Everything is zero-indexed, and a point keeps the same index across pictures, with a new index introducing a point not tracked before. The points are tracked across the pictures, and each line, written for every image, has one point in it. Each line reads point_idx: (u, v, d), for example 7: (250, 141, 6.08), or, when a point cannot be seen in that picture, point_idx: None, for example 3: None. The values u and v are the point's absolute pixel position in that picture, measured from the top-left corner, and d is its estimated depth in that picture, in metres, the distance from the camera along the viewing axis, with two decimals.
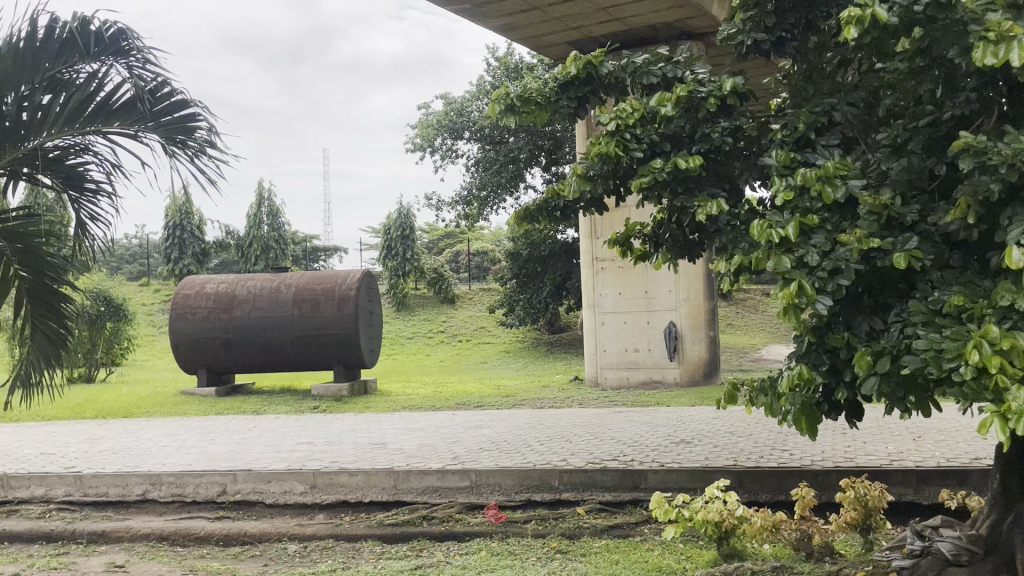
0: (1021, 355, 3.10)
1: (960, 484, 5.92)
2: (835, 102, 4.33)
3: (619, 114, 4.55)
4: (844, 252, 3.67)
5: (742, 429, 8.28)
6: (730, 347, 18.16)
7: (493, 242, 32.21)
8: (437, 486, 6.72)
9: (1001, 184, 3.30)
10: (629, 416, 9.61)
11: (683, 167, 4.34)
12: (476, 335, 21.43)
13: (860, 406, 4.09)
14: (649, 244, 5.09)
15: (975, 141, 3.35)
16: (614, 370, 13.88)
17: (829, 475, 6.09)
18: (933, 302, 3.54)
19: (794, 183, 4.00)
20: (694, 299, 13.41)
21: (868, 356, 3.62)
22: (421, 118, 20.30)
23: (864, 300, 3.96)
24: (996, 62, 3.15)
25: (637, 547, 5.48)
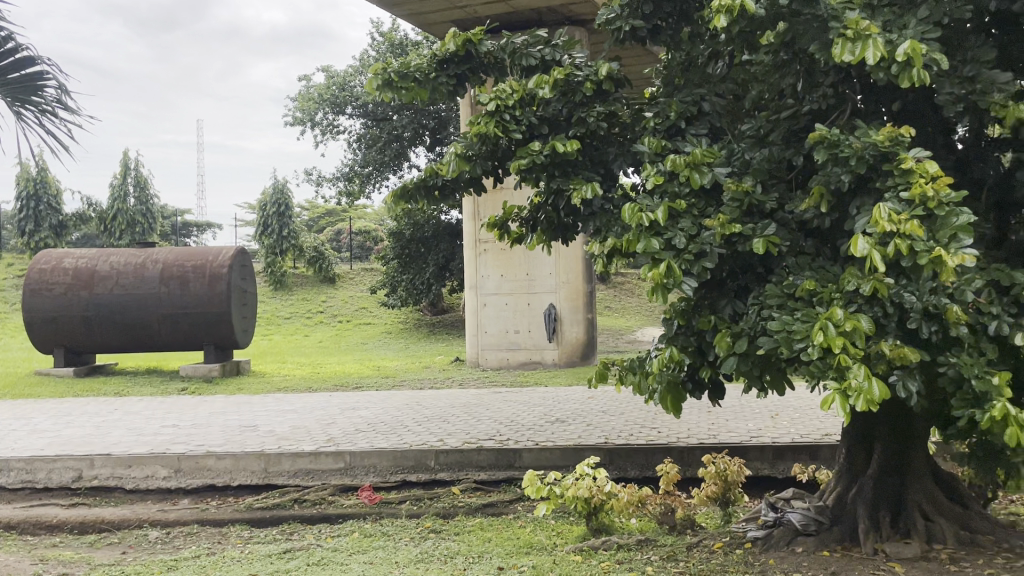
0: (862, 336, 3.31)
1: (811, 459, 6.32)
2: (704, 93, 4.52)
3: (498, 95, 4.53)
4: (708, 236, 3.83)
5: (614, 408, 8.54)
6: (607, 329, 18.64)
7: (376, 220, 31.74)
8: (309, 468, 6.58)
9: (851, 175, 3.49)
10: (507, 396, 9.72)
11: (560, 151, 4.38)
12: (356, 315, 21.14)
13: (721, 385, 4.26)
14: (526, 227, 5.16)
15: (829, 134, 3.53)
16: (493, 351, 14.00)
17: (693, 452, 6.37)
18: (787, 286, 3.73)
19: (664, 168, 4.10)
20: (572, 282, 13.66)
21: (727, 338, 3.81)
22: (301, 92, 19.75)
23: (728, 283, 4.14)
24: (852, 59, 3.29)
25: (510, 525, 5.56)
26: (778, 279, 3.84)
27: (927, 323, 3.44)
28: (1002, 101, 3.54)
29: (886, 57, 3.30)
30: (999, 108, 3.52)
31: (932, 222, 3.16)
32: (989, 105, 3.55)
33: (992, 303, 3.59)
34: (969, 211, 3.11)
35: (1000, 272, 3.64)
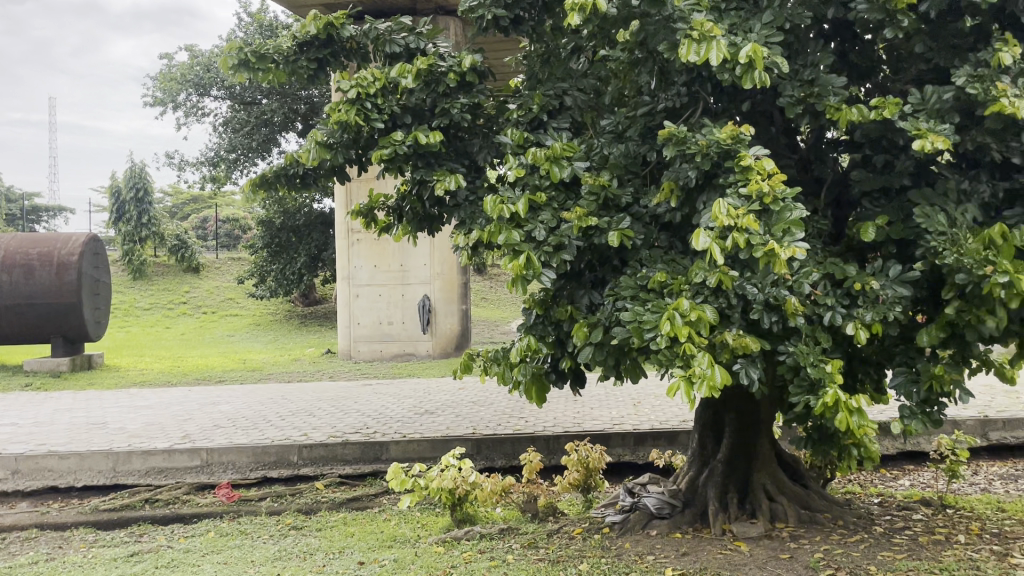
0: (706, 326, 3.44)
1: (670, 444, 6.57)
2: (566, 87, 4.57)
3: (360, 82, 4.41)
4: (566, 229, 3.89)
5: (484, 398, 8.60)
6: (483, 320, 18.75)
7: (246, 208, 30.67)
8: (163, 466, 6.28)
9: (698, 171, 3.64)
10: (377, 388, 9.61)
11: (423, 141, 4.31)
12: (223, 306, 20.36)
13: (582, 374, 4.35)
14: (392, 216, 5.10)
15: (678, 131, 3.66)
16: (367, 343, 13.81)
17: (558, 440, 6.49)
18: (641, 278, 3.84)
19: (525, 161, 4.12)
20: (445, 273, 13.63)
21: (584, 328, 3.89)
22: (162, 71, 18.81)
23: (586, 275, 4.23)
24: (698, 59, 3.38)
25: (374, 518, 5.50)
26: (633, 270, 3.95)
27: (767, 314, 3.63)
28: (836, 104, 3.73)
29: (729, 59, 3.43)
30: (833, 111, 3.71)
31: (769, 216, 3.33)
32: (825, 108, 3.75)
33: (826, 294, 3.83)
34: (803, 207, 3.29)
35: (833, 266, 3.89)
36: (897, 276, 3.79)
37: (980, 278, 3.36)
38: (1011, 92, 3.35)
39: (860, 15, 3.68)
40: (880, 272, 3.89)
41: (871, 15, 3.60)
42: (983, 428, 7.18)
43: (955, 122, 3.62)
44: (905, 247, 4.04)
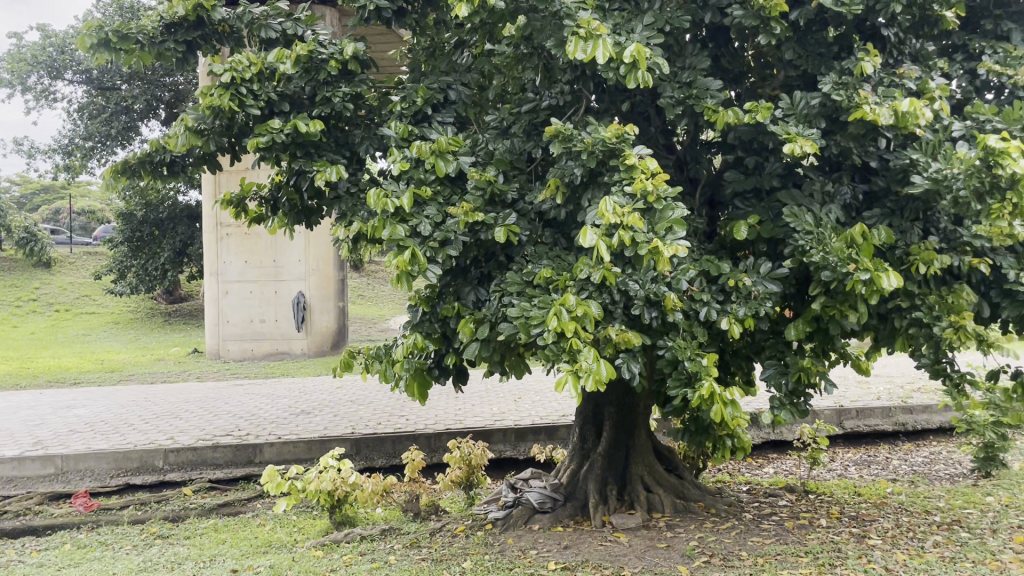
0: (592, 321, 3.47)
1: (549, 439, 6.65)
2: (451, 81, 4.53)
3: (234, 66, 4.21)
4: (452, 224, 3.83)
5: (362, 397, 8.42)
6: (360, 318, 18.41)
7: (103, 200, 28.87)
8: (11, 476, 5.81)
9: (584, 168, 3.68)
10: (248, 388, 9.24)
11: (302, 130, 4.15)
12: (77, 304, 19.07)
13: (465, 371, 4.32)
14: (267, 207, 4.91)
15: (564, 129, 3.69)
16: (237, 342, 13.30)
17: (439, 438, 6.44)
18: (527, 274, 3.84)
19: (409, 154, 4.04)
20: (322, 269, 13.29)
21: (470, 324, 3.86)
22: (9, 51, 17.45)
23: (472, 271, 4.20)
24: (585, 57, 3.39)
25: (247, 524, 5.27)
26: (518, 267, 3.94)
27: (648, 309, 3.72)
28: (713, 106, 3.85)
29: (614, 58, 3.47)
30: (711, 112, 3.83)
31: (652, 214, 3.39)
32: (703, 109, 3.86)
33: (703, 291, 3.96)
34: (683, 206, 3.37)
35: (709, 263, 4.02)
36: (768, 273, 3.96)
37: (844, 275, 3.54)
38: (872, 100, 3.55)
39: (736, 20, 3.81)
40: (753, 269, 4.06)
41: (746, 21, 3.73)
42: (840, 417, 7.65)
43: (822, 127, 3.81)
44: (775, 246, 4.23)
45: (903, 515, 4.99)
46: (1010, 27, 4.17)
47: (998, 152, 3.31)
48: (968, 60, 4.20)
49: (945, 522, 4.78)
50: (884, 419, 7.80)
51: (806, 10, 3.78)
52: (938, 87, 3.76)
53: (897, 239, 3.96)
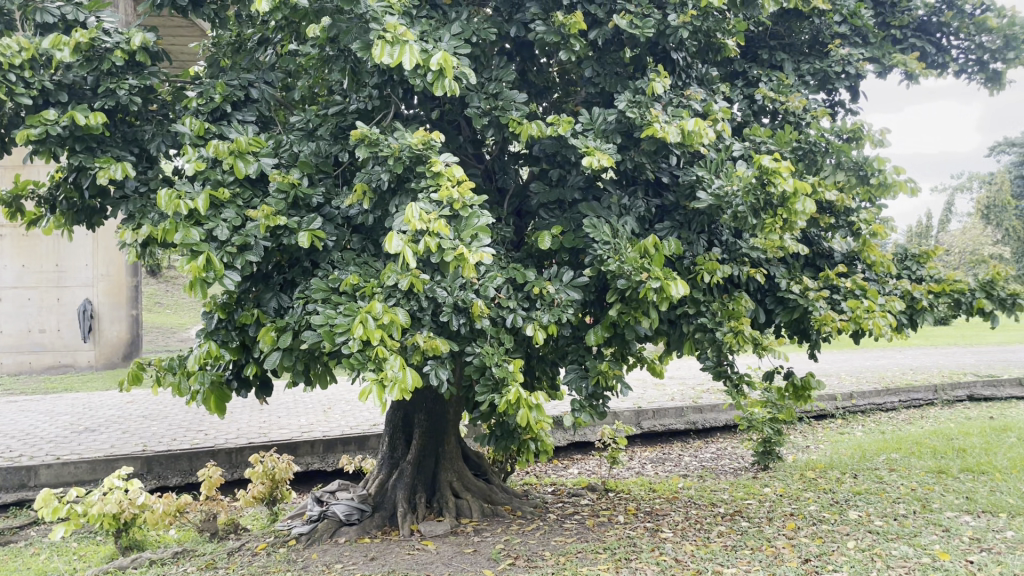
0: (397, 328, 3.42)
1: (359, 449, 6.53)
2: (253, 79, 4.34)
3: (0, 50, 3.78)
4: (253, 228, 3.67)
5: (157, 412, 7.89)
6: (158, 327, 17.24)
7: None
8: None
9: (390, 174, 3.64)
10: (24, 405, 8.39)
11: (81, 123, 3.80)
12: None
13: (268, 382, 4.15)
14: (43, 206, 4.48)
15: (369, 133, 3.64)
16: (12, 353, 12.20)
17: (241, 452, 6.14)
18: (332, 281, 3.74)
19: (206, 154, 3.82)
20: (112, 274, 12.21)
21: (272, 333, 3.70)
22: None
23: (274, 277, 4.05)
24: (390, 62, 3.33)
25: (17, 555, 4.76)
26: (323, 273, 3.84)
27: (456, 316, 3.74)
28: (518, 118, 3.93)
29: (420, 65, 3.45)
30: (516, 124, 3.90)
31: (458, 222, 3.41)
32: (509, 121, 3.93)
33: (509, 298, 4.02)
34: (488, 215, 3.41)
35: (515, 271, 4.10)
36: (570, 281, 4.10)
37: (638, 282, 3.73)
38: (662, 119, 3.78)
39: (539, 36, 3.91)
40: (556, 277, 4.19)
41: (547, 37, 3.84)
42: (638, 418, 8.08)
43: (618, 142, 4.00)
44: (576, 255, 4.39)
45: (691, 508, 5.34)
46: (782, 58, 4.60)
47: (771, 170, 3.64)
48: (747, 86, 4.59)
49: (728, 513, 5.17)
50: (677, 419, 8.33)
51: (604, 30, 3.97)
52: (720, 110, 4.07)
53: (685, 249, 4.24)
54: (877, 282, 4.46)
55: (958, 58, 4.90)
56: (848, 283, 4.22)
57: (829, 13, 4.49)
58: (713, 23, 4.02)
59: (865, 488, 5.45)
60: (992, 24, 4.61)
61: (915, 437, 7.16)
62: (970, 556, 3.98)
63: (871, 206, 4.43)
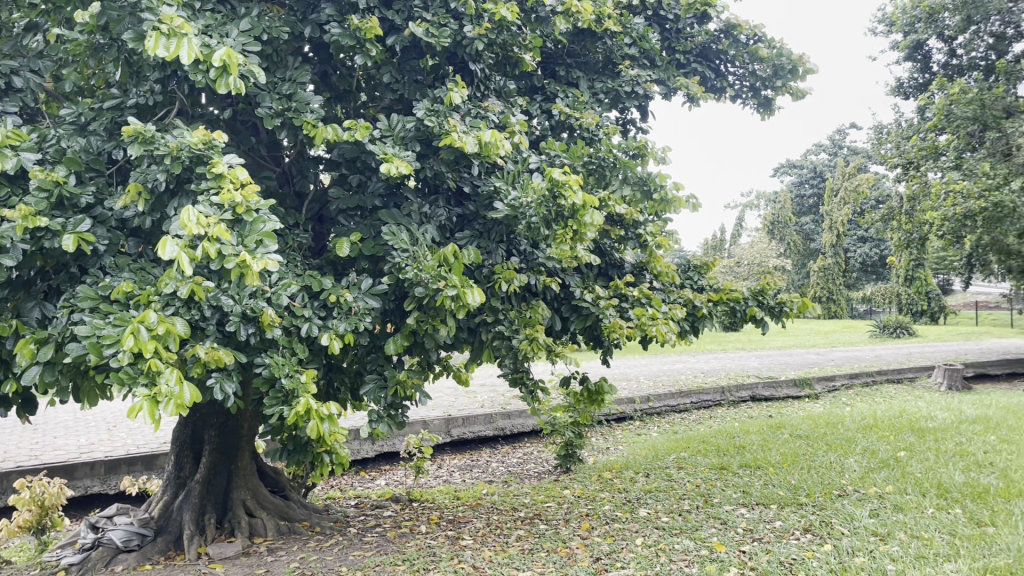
0: (175, 340, 3.18)
1: (146, 469, 6.10)
2: (14, 66, 3.93)
3: None
4: (8, 230, 3.30)
5: None
6: None
7: None
8: None
9: (167, 174, 3.41)
10: None
11: None
12: None
13: (31, 400, 3.77)
14: None
15: (145, 130, 3.40)
16: None
17: (7, 478, 5.56)
18: (103, 288, 3.44)
19: None
20: None
21: (31, 345, 3.34)
22: None
23: (37, 285, 3.69)
24: (166, 55, 3.09)
25: None
26: (93, 280, 3.53)
27: (244, 326, 3.55)
28: (312, 121, 3.79)
29: (202, 60, 3.25)
30: (310, 127, 3.76)
31: (242, 226, 3.24)
32: (302, 124, 3.78)
33: (304, 307, 3.85)
34: (275, 220, 3.27)
35: (310, 278, 3.93)
36: (368, 289, 4.02)
37: (435, 291, 3.68)
38: (458, 128, 3.79)
39: (334, 39, 3.81)
40: (354, 285, 4.08)
41: (342, 40, 3.75)
42: (447, 426, 8.11)
43: (415, 150, 3.96)
44: (375, 263, 4.31)
45: (493, 514, 5.40)
46: (577, 76, 4.78)
47: (561, 183, 3.74)
48: (545, 101, 4.73)
49: (527, 516, 5.28)
50: (486, 425, 8.42)
51: (401, 37, 3.94)
52: (517, 122, 4.16)
53: (484, 258, 4.27)
54: (663, 291, 4.72)
55: (734, 84, 5.33)
56: (636, 292, 4.44)
57: (620, 35, 4.73)
58: (509, 37, 4.11)
59: (655, 487, 5.75)
60: (763, 54, 5.05)
61: (702, 436, 7.68)
62: (743, 546, 4.27)
63: (657, 219, 4.69)
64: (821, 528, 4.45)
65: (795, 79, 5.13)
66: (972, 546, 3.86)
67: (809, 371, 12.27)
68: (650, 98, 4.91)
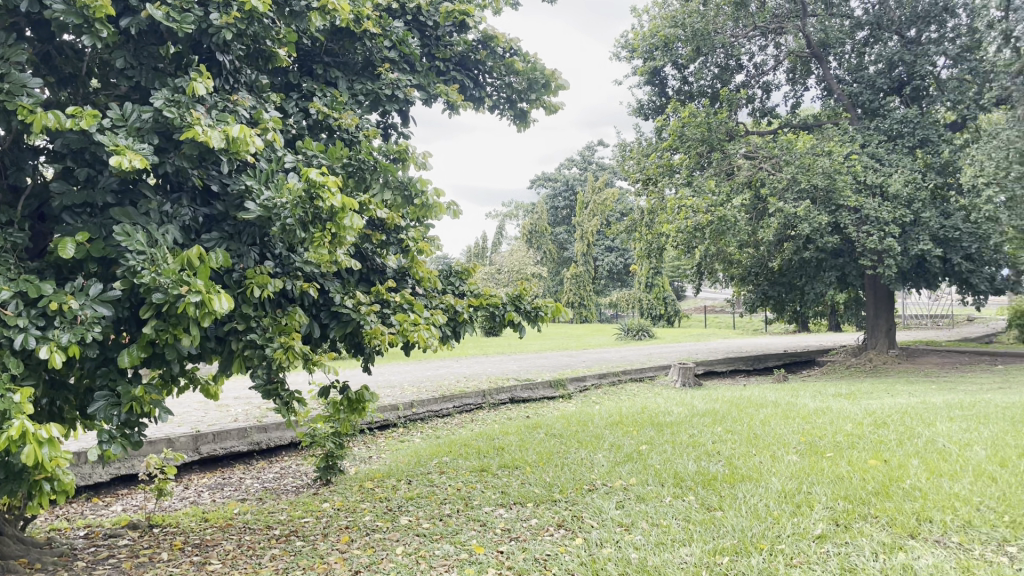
0: None
1: None
2: None
3: None
4: None
5: None
6: None
7: None
8: None
9: None
10: None
11: None
12: None
13: None
14: None
15: None
16: None
17: None
18: None
19: None
20: None
21: None
22: None
23: None
24: None
25: None
26: None
27: None
28: (29, 106, 3.32)
29: None
30: (26, 112, 3.28)
31: None
32: (16, 108, 3.30)
33: (17, 316, 3.36)
34: None
35: (26, 283, 3.44)
36: (98, 296, 3.60)
37: (177, 297, 3.35)
38: (204, 122, 3.51)
39: (56, 15, 3.38)
40: (80, 291, 3.63)
41: (65, 17, 3.34)
42: (195, 442, 7.54)
43: (155, 143, 3.62)
44: (108, 267, 3.87)
45: (245, 534, 5.09)
46: (335, 75, 4.65)
47: (319, 184, 3.59)
48: (301, 99, 4.54)
49: (283, 534, 5.03)
50: (240, 440, 7.94)
51: (137, 20, 3.58)
52: (270, 119, 3.94)
53: (235, 262, 3.98)
54: (424, 296, 4.70)
55: (492, 94, 5.48)
56: (397, 297, 4.37)
57: (379, 38, 4.68)
58: (260, 29, 3.91)
59: (416, 493, 5.73)
60: (518, 67, 5.24)
61: (464, 439, 7.80)
62: (501, 546, 4.35)
63: (419, 223, 4.67)
64: (572, 523, 4.65)
65: (548, 94, 5.37)
66: (703, 530, 4.22)
67: (563, 373, 12.91)
68: (410, 103, 4.89)
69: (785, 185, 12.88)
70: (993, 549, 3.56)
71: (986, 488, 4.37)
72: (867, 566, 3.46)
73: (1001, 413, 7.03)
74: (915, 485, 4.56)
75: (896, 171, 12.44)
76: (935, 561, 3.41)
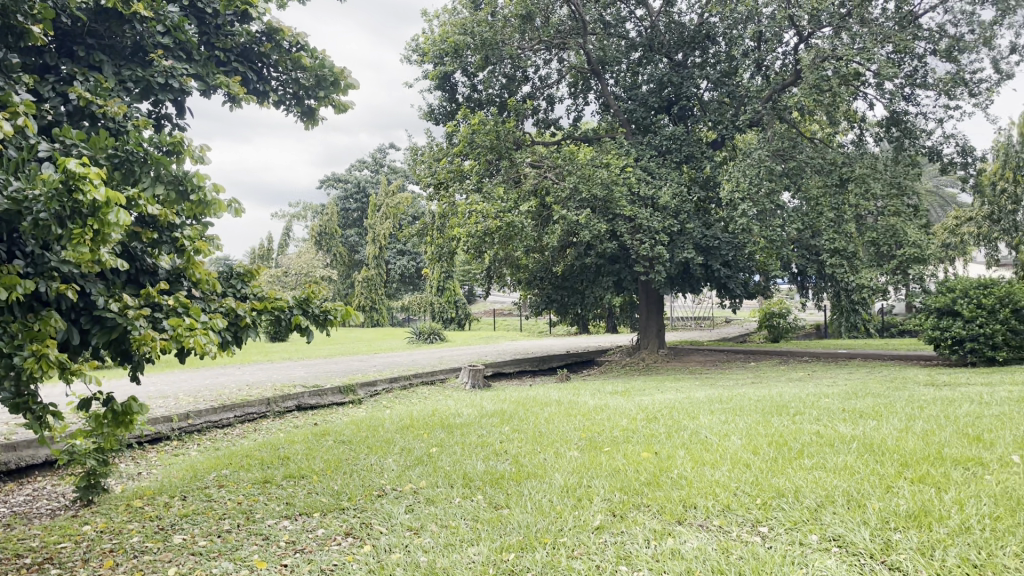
0: None
1: None
2: None
3: None
4: None
5: None
6: None
7: None
8: None
9: None
10: None
11: None
12: None
13: None
14: None
15: None
16: None
17: None
18: None
19: None
20: None
21: None
22: None
23: None
24: None
25: None
26: None
27: None
28: None
29: None
30: None
31: None
32: None
33: None
34: None
35: None
36: None
37: None
38: None
39: None
40: None
41: None
42: None
43: None
44: None
45: None
46: (100, 59, 4.27)
47: (79, 175, 3.25)
48: (59, 83, 4.13)
49: (34, 563, 4.52)
50: None
51: None
52: (21, 102, 3.53)
53: None
54: (202, 300, 4.41)
55: (277, 89, 5.26)
56: (171, 301, 4.06)
57: (151, 22, 4.35)
58: None
59: (192, 509, 5.38)
60: (305, 63, 5.12)
61: (246, 450, 7.43)
62: (284, 559, 4.18)
63: (196, 222, 4.38)
64: (360, 530, 4.57)
65: (337, 92, 5.27)
66: (490, 528, 4.30)
67: (353, 378, 12.69)
68: (186, 93, 4.59)
69: (567, 194, 13.47)
70: (748, 530, 3.93)
71: (741, 474, 4.82)
72: (640, 552, 3.69)
73: (753, 406, 7.81)
74: (681, 474, 4.94)
75: (665, 184, 13.44)
76: (699, 544, 3.71)
